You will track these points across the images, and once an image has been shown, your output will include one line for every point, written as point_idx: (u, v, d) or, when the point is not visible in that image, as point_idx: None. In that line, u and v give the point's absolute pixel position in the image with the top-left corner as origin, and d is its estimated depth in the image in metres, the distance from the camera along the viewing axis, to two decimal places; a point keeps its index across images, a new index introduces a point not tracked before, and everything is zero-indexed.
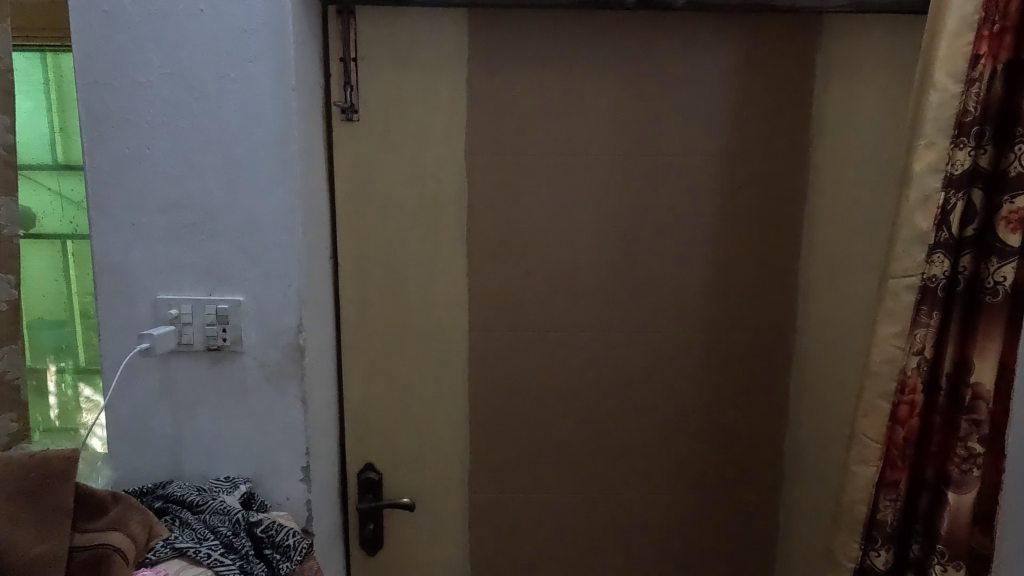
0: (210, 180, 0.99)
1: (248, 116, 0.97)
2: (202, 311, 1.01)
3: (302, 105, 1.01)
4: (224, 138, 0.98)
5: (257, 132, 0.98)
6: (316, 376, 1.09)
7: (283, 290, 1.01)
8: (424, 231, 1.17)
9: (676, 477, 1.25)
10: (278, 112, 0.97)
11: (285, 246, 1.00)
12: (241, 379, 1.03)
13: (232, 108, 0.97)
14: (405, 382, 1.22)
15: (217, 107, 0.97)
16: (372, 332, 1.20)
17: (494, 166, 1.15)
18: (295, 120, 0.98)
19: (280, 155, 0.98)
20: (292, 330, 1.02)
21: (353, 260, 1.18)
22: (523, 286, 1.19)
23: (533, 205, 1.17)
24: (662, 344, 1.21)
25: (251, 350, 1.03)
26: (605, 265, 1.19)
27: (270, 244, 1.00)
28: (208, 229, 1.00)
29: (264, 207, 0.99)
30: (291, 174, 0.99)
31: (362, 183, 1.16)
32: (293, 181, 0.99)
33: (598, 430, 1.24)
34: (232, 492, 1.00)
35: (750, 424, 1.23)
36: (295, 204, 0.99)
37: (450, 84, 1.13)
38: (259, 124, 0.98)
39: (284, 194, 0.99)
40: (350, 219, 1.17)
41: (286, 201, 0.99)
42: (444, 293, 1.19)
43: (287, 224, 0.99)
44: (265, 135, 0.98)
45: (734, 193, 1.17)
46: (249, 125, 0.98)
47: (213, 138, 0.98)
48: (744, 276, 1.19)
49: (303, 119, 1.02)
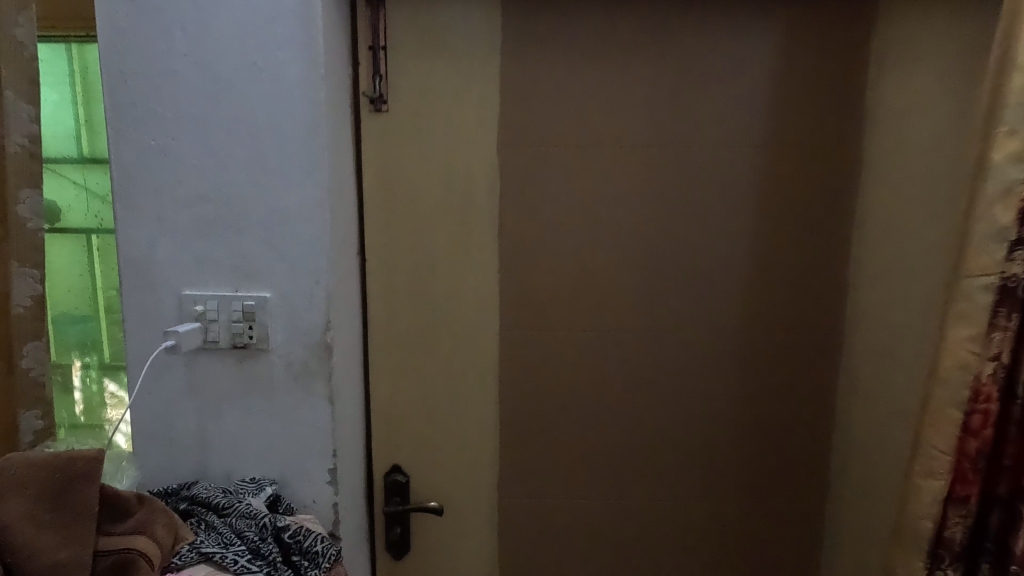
0: (237, 172, 0.95)
1: (275, 106, 0.94)
2: (228, 307, 0.98)
3: (331, 95, 0.97)
4: (251, 128, 0.95)
5: (285, 122, 0.94)
6: (343, 375, 1.06)
7: (310, 286, 0.98)
8: (456, 226, 1.13)
9: (715, 485, 1.20)
10: (305, 101, 0.94)
11: (313, 241, 0.96)
12: (267, 378, 1.00)
13: (257, 98, 0.94)
14: (433, 382, 1.18)
15: (244, 97, 0.94)
16: (400, 331, 1.16)
17: (527, 159, 1.11)
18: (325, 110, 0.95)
19: (309, 147, 0.95)
20: (320, 328, 0.99)
21: (380, 255, 1.14)
22: (558, 283, 1.14)
23: (570, 200, 1.12)
24: (703, 346, 1.16)
25: (277, 348, 1.00)
26: (644, 263, 1.14)
27: (297, 239, 0.97)
28: (234, 222, 0.97)
29: (292, 200, 0.96)
30: (319, 166, 0.95)
31: (391, 175, 1.12)
32: (320, 173, 0.95)
33: (633, 435, 1.19)
34: (258, 494, 0.97)
35: (793, 430, 1.17)
36: (324, 197, 0.96)
37: (481, 73, 1.09)
38: (287, 114, 0.94)
39: (311, 187, 0.95)
40: (377, 213, 1.13)
41: (315, 194, 0.96)
42: (475, 290, 1.15)
43: (315, 219, 0.96)
44: (293, 125, 0.94)
45: (780, 187, 1.11)
46: (276, 114, 0.94)
47: (240, 128, 0.95)
48: (790, 275, 1.13)
49: (333, 109, 0.98)
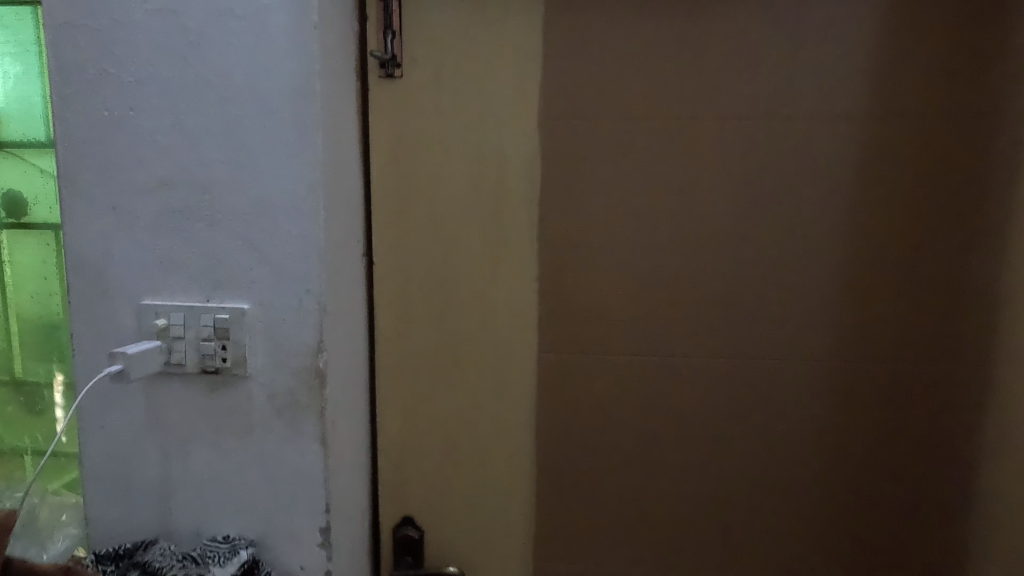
0: (209, 151, 0.75)
1: (256, 65, 0.73)
2: (196, 322, 0.77)
3: (329, 54, 0.77)
4: (226, 94, 0.74)
5: (268, 86, 0.74)
6: (341, 408, 0.84)
7: (299, 297, 0.77)
8: (483, 222, 0.90)
9: (809, 555, 0.94)
10: (294, 59, 0.73)
11: (302, 239, 0.76)
12: (244, 411, 0.79)
13: (234, 55, 0.74)
14: (453, 416, 0.95)
15: (218, 54, 0.74)
16: (413, 351, 0.94)
17: (575, 138, 0.88)
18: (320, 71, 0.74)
19: (298, 118, 0.74)
20: (310, 350, 0.77)
21: (389, 258, 0.92)
22: (610, 294, 0.91)
23: (627, 189, 0.88)
24: (797, 376, 0.90)
25: (257, 374, 0.79)
26: (723, 269, 0.89)
27: (283, 236, 0.76)
28: (205, 214, 0.76)
29: (276, 185, 0.75)
30: (311, 142, 0.74)
31: (405, 158, 0.90)
32: (313, 153, 0.74)
33: (703, 489, 0.94)
34: (227, 562, 0.76)
35: (913, 487, 0.91)
36: (316, 183, 0.75)
37: (518, 30, 0.87)
38: (270, 75, 0.73)
39: (300, 171, 0.74)
40: (387, 206, 0.91)
41: (304, 178, 0.75)
42: (506, 301, 0.92)
43: (305, 212, 0.75)
44: (278, 90, 0.73)
45: (902, 173, 0.85)
46: (257, 76, 0.74)
47: (212, 94, 0.74)
48: (915, 288, 0.87)
49: (331, 71, 0.77)
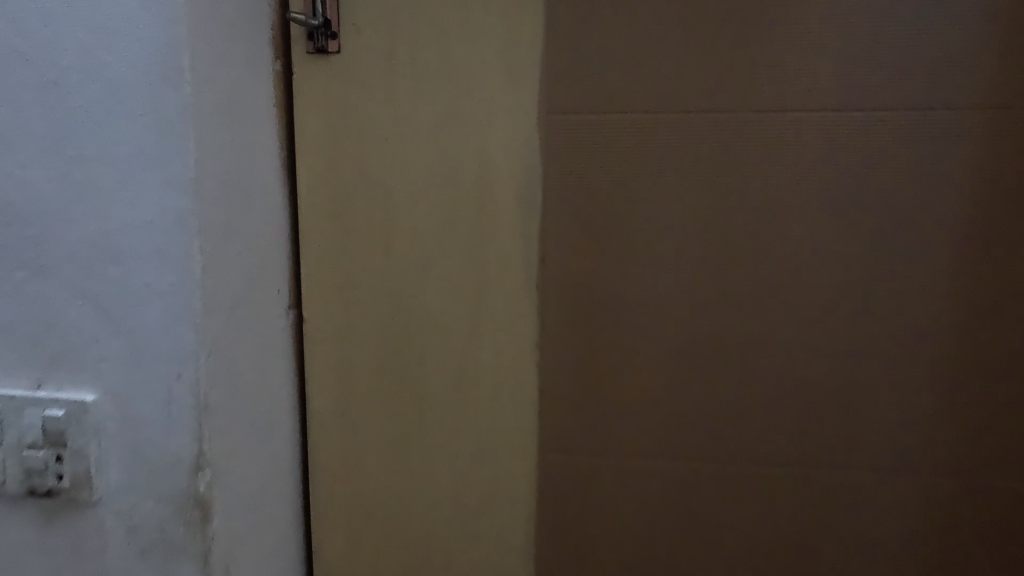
0: (28, 163, 0.49)
1: (93, 30, 0.47)
2: (15, 422, 0.51)
3: (214, 14, 0.50)
4: (52, 76, 0.48)
5: (113, 62, 0.47)
6: (249, 539, 0.57)
7: (167, 388, 0.50)
8: (458, 263, 0.62)
9: None
10: (148, 19, 0.47)
11: (169, 298, 0.49)
12: (95, 552, 0.53)
13: (61, 15, 0.47)
14: (417, 540, 0.66)
15: (37, 14, 0.48)
16: (361, 447, 0.65)
17: (595, 137, 0.59)
18: (193, 39, 0.47)
19: (157, 112, 0.47)
20: (187, 464, 0.51)
21: (324, 314, 0.64)
22: (645, 370, 0.61)
23: (671, 216, 0.59)
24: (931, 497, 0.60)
25: (111, 499, 0.52)
26: (817, 334, 0.59)
27: (142, 294, 0.49)
28: (27, 259, 0.50)
29: (130, 217, 0.49)
30: (177, 148, 0.48)
31: (347, 170, 0.62)
32: (183, 168, 0.48)
33: None
34: None
35: None
36: (187, 211, 0.48)
37: None
38: (114, 46, 0.47)
39: (166, 195, 0.48)
40: (320, 239, 0.63)
41: (170, 205, 0.48)
42: (492, 379, 0.63)
43: (175, 258, 0.49)
44: (127, 68, 0.47)
45: None
46: (98, 48, 0.47)
47: (31, 76, 0.48)
48: None
49: (218, 41, 0.51)
